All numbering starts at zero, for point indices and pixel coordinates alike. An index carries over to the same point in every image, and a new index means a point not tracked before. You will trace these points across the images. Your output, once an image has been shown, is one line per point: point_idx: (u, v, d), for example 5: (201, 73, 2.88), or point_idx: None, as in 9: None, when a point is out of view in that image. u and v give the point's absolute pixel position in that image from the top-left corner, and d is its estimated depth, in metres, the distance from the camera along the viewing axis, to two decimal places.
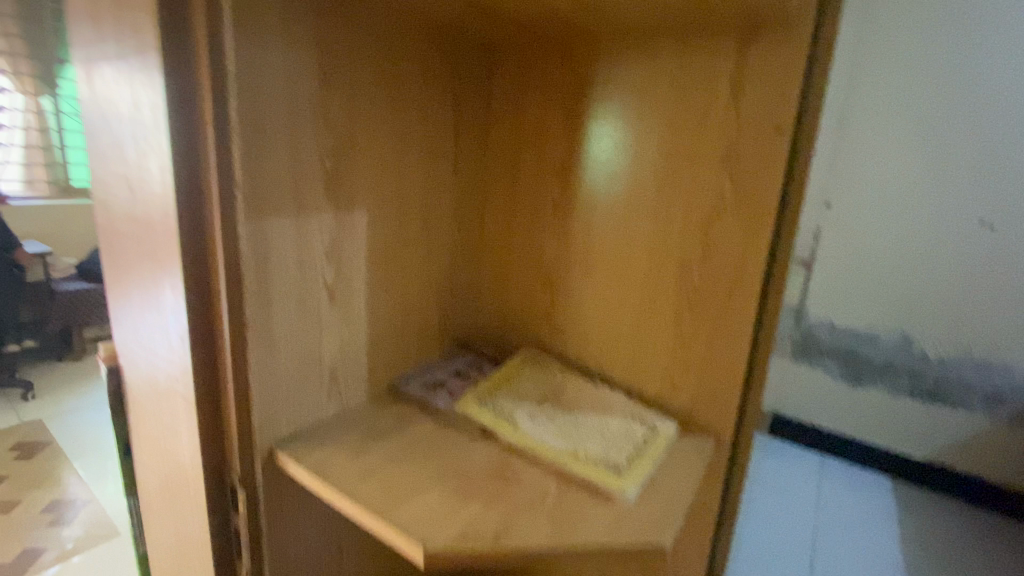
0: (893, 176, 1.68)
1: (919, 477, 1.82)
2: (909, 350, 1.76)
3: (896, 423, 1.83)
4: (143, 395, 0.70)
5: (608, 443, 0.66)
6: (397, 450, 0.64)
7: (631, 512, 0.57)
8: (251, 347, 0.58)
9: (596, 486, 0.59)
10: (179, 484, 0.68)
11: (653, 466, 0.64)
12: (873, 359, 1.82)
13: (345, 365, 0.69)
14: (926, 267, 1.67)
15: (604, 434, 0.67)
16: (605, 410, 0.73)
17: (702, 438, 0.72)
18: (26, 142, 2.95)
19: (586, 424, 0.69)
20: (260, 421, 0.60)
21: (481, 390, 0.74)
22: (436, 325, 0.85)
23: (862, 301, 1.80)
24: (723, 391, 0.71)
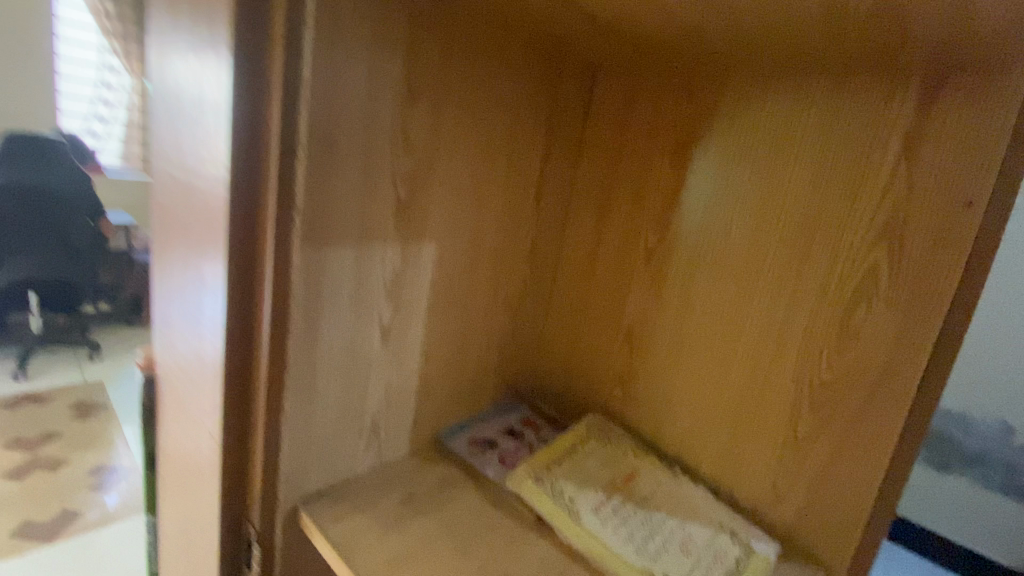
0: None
1: None
2: (1005, 441, 1.41)
3: (999, 529, 1.46)
4: (173, 414, 0.64)
5: (691, 563, 0.53)
6: (435, 529, 0.54)
7: None
8: (288, 391, 0.50)
9: None
10: (194, 522, 0.61)
11: None
12: (961, 446, 1.48)
13: (388, 415, 0.60)
14: None
15: (685, 548, 0.55)
16: (685, 511, 0.60)
17: (806, 567, 0.58)
18: (127, 120, 3.15)
19: (662, 528, 0.57)
20: (288, 476, 0.52)
21: (539, 460, 0.64)
22: (493, 372, 0.75)
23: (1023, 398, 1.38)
24: (842, 515, 0.56)
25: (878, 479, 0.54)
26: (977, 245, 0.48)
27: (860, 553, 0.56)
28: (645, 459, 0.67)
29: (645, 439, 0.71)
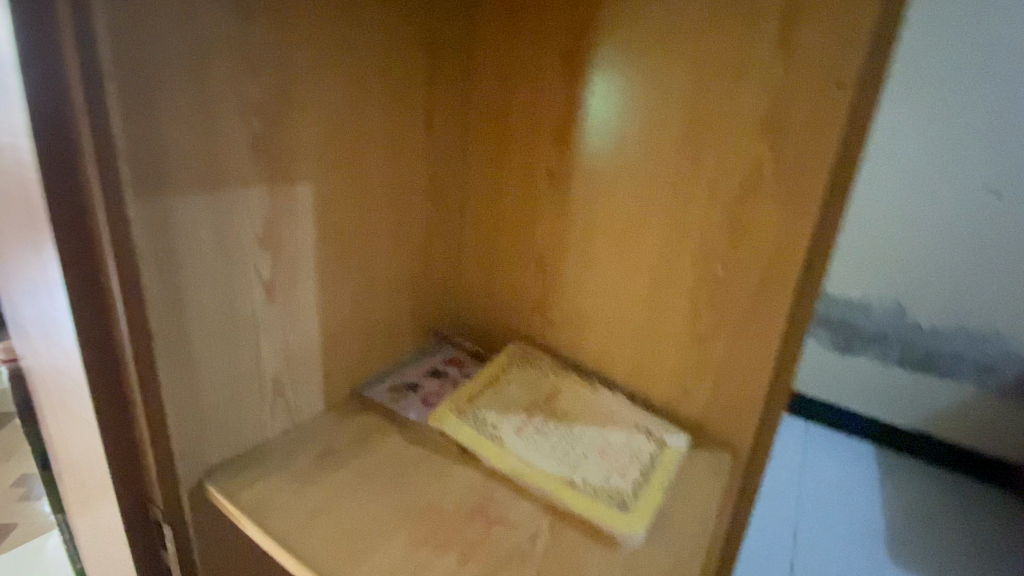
0: (917, 135, 1.45)
1: (925, 451, 1.68)
2: (902, 319, 1.60)
3: (877, 391, 1.71)
4: (51, 409, 0.57)
5: (610, 464, 0.55)
6: (355, 477, 0.53)
7: (636, 558, 0.48)
8: (162, 361, 0.46)
9: (595, 524, 0.50)
10: (98, 514, 0.56)
11: (664, 493, 0.54)
12: (864, 328, 1.66)
13: (293, 373, 0.57)
14: (954, 242, 1.49)
15: (603, 451, 0.57)
16: (606, 419, 0.63)
17: (716, 452, 0.62)
18: None
19: (582, 438, 0.59)
20: (183, 448, 0.49)
21: (462, 394, 0.63)
22: (410, 316, 0.72)
23: (887, 277, 1.59)
24: (744, 401, 0.61)
25: (771, 363, 0.58)
26: (840, 128, 0.50)
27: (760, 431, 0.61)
28: (566, 379, 0.68)
29: (568, 361, 0.72)
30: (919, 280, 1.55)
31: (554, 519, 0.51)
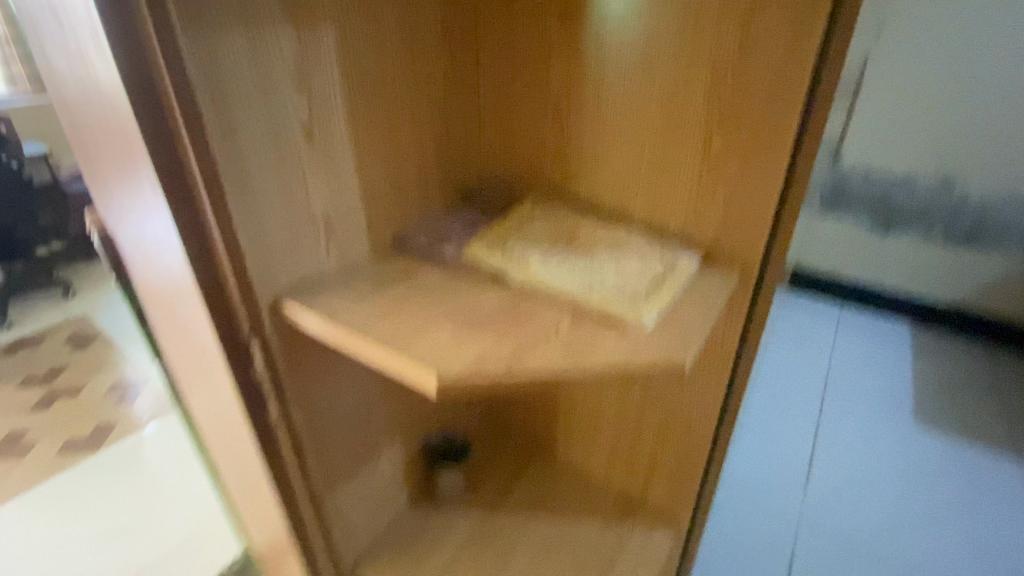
0: (944, 25, 1.66)
1: (938, 314, 2.00)
2: (938, 195, 1.84)
3: (900, 262, 2.00)
4: (140, 264, 0.67)
5: (624, 278, 0.62)
6: (403, 295, 0.61)
7: (647, 337, 0.56)
8: (229, 193, 0.53)
9: (610, 316, 0.58)
10: (196, 344, 0.67)
11: (674, 296, 0.60)
12: (904, 207, 1.90)
13: (340, 216, 0.64)
14: (980, 121, 1.71)
15: (622, 269, 0.64)
16: (623, 247, 0.68)
17: (727, 269, 0.68)
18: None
19: (602, 262, 0.65)
20: (259, 272, 0.58)
21: (492, 236, 0.70)
22: (438, 173, 0.76)
23: (912, 159, 1.83)
24: (755, 219, 0.65)
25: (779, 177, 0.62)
26: None
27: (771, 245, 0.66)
28: (589, 222, 0.73)
29: (590, 208, 0.76)
30: (951, 159, 1.78)
31: (577, 317, 0.58)
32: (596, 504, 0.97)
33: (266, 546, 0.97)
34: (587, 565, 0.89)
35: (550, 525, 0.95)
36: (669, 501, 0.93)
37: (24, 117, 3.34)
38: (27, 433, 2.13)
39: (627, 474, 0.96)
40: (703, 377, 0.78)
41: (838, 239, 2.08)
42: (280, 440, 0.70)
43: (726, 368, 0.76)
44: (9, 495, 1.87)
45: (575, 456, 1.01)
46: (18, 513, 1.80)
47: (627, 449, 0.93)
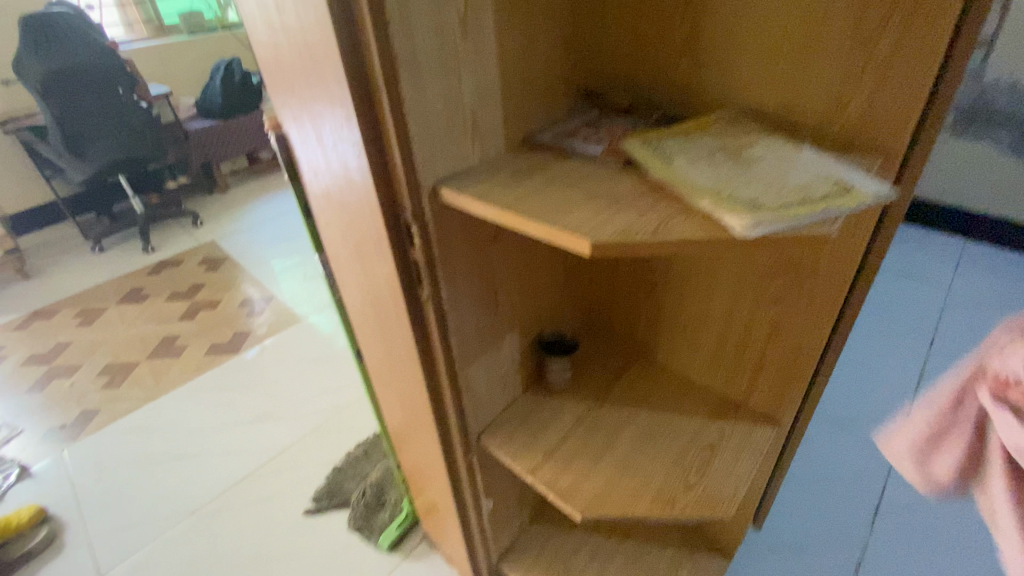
0: None
1: None
2: None
3: None
4: (311, 158, 0.77)
5: (768, 191, 0.57)
6: (545, 180, 0.66)
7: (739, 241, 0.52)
8: (403, 81, 0.59)
9: (721, 218, 0.54)
10: (359, 229, 0.78)
11: (811, 216, 0.53)
12: None
13: (485, 110, 0.70)
14: None
15: (769, 181, 0.59)
16: (788, 167, 0.62)
17: (867, 158, 0.67)
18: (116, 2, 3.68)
19: (758, 172, 0.61)
20: (422, 158, 0.65)
21: (631, 135, 0.72)
22: (562, 75, 0.80)
23: None
24: (903, 102, 0.63)
25: (939, 51, 0.59)
26: None
27: (920, 132, 0.65)
28: (715, 119, 0.74)
29: (713, 107, 0.78)
30: None
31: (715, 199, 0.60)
32: (698, 403, 1.04)
33: (399, 416, 1.14)
34: (690, 451, 0.95)
35: (653, 416, 1.02)
36: (770, 401, 0.98)
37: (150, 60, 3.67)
38: (181, 337, 2.53)
39: (728, 375, 1.01)
40: (823, 273, 0.79)
41: (968, 161, 2.17)
42: (428, 313, 0.83)
43: (851, 265, 0.76)
44: (175, 383, 2.26)
45: (677, 359, 1.07)
46: (184, 396, 2.19)
47: (732, 351, 0.97)
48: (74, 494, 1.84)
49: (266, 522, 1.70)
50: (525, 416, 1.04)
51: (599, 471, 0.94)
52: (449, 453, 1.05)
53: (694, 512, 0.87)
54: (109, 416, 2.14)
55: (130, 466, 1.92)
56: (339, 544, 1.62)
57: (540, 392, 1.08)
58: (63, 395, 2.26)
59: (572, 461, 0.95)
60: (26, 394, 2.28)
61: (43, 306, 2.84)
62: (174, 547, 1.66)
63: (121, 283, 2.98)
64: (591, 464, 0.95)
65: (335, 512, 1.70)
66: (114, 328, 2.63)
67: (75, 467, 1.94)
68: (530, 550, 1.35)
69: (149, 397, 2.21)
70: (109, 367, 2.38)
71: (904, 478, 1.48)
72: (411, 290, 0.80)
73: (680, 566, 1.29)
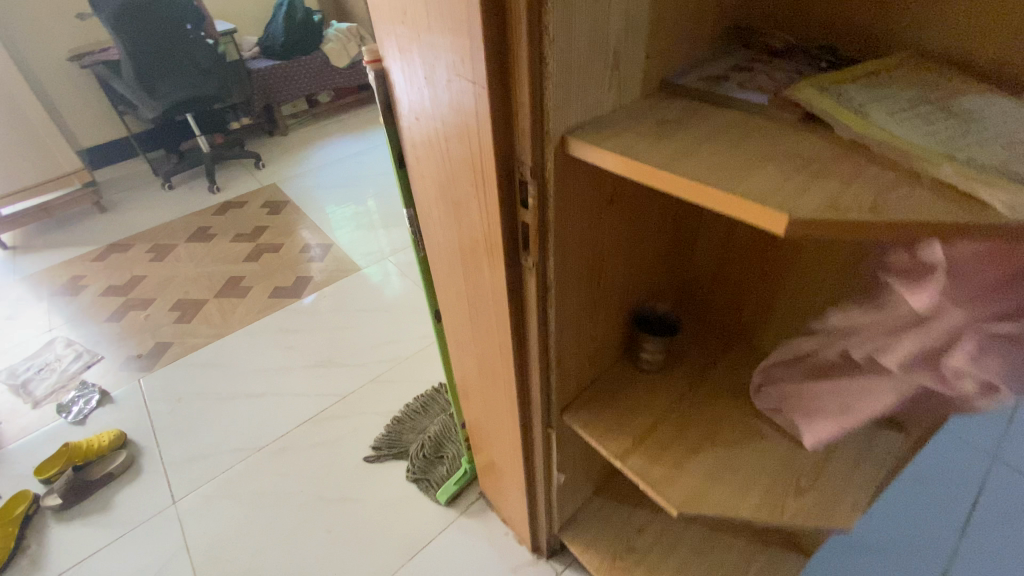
0: None
1: None
2: None
3: None
4: (417, 97, 0.67)
5: (1015, 157, 0.45)
6: (701, 135, 0.54)
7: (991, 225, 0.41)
8: (548, 7, 0.48)
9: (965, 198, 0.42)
10: (465, 184, 0.70)
11: None
12: None
13: (628, 45, 0.58)
14: None
15: (1006, 147, 0.47)
16: (1023, 128, 0.49)
17: None
18: None
19: (987, 132, 0.49)
20: (554, 105, 0.55)
21: (798, 81, 0.59)
22: (714, 6, 0.66)
23: None
24: None
25: None
26: None
27: None
28: (901, 61, 0.60)
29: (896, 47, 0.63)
30: None
31: None
32: None
33: (474, 379, 1.10)
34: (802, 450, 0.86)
35: (756, 408, 0.93)
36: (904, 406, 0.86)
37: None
38: (245, 278, 2.59)
39: None
40: None
41: None
42: (529, 281, 0.74)
43: None
44: (241, 323, 2.33)
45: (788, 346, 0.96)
46: (249, 336, 2.25)
47: None
48: (152, 422, 1.95)
49: (327, 465, 1.74)
50: (615, 395, 0.96)
51: (698, 464, 0.86)
52: (527, 425, 1.00)
53: (806, 520, 0.79)
54: (181, 349, 2.24)
55: (202, 399, 2.01)
56: (397, 493, 1.64)
57: (630, 369, 1.00)
58: (139, 326, 2.38)
59: (665, 450, 0.88)
60: (107, 322, 2.41)
61: (119, 239, 2.96)
62: (241, 479, 1.74)
63: (189, 221, 3.06)
64: (687, 455, 0.87)
65: (394, 462, 1.72)
66: (183, 265, 2.72)
67: (151, 396, 2.05)
68: (593, 522, 1.32)
69: (217, 334, 2.29)
70: (179, 303, 2.48)
71: (1000, 486, 1.41)
72: (514, 255, 0.72)
73: (753, 559, 1.22)
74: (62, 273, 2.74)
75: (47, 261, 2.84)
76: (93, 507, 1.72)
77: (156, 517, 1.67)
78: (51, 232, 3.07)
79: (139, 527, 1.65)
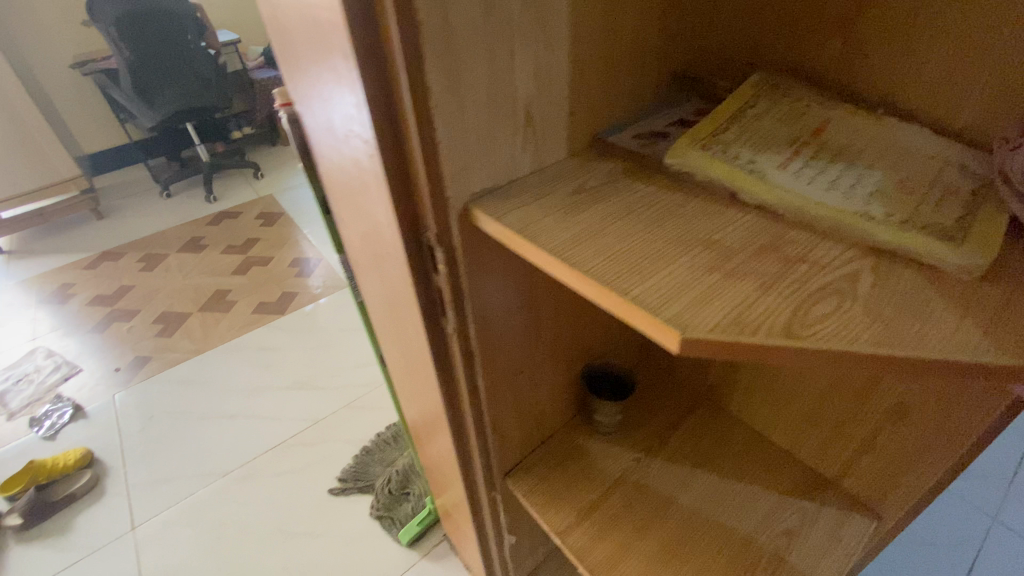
0: None
1: None
2: None
3: None
4: (325, 147, 0.62)
5: (908, 203, 0.43)
6: (618, 210, 0.47)
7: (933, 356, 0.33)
8: (430, 69, 0.42)
9: (898, 319, 0.35)
10: (380, 242, 0.63)
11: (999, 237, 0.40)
12: None
13: (544, 102, 0.51)
14: None
15: (938, 221, 0.42)
16: (900, 156, 0.48)
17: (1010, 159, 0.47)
18: None
19: (875, 177, 0.46)
20: (452, 171, 0.48)
21: (701, 125, 0.53)
22: (655, 55, 0.59)
23: None
24: None
25: None
26: None
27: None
28: (754, 86, 0.57)
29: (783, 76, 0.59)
30: None
31: (878, 262, 0.40)
32: (778, 473, 0.85)
33: (422, 430, 1.03)
34: (761, 536, 0.77)
35: (714, 482, 0.84)
36: (878, 490, 0.76)
37: (223, 7, 3.62)
38: (231, 292, 2.56)
39: (820, 443, 0.81)
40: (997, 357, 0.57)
41: None
42: (452, 347, 0.68)
43: None
44: (221, 339, 2.29)
45: (750, 405, 0.89)
46: (228, 353, 2.21)
47: (834, 417, 0.77)
48: (122, 440, 1.91)
49: (291, 495, 1.68)
50: (564, 458, 0.89)
51: (643, 547, 0.78)
52: (470, 487, 0.92)
53: None
54: (159, 364, 2.20)
55: (174, 418, 1.97)
56: (359, 530, 1.57)
57: (581, 426, 0.93)
58: (121, 338, 2.36)
59: (610, 527, 0.80)
60: (90, 333, 2.39)
61: (112, 247, 2.96)
62: (203, 506, 1.69)
63: (183, 230, 3.05)
64: (633, 537, 0.79)
65: (359, 496, 1.66)
66: (172, 276, 2.70)
67: (124, 413, 2.01)
68: None
69: (197, 350, 2.25)
70: (163, 315, 2.45)
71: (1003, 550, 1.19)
72: (433, 320, 0.65)
73: None
74: (53, 280, 2.74)
75: (40, 267, 2.85)
76: (53, 528, 1.68)
77: (114, 543, 1.62)
78: (48, 238, 3.08)
79: (95, 553, 1.60)
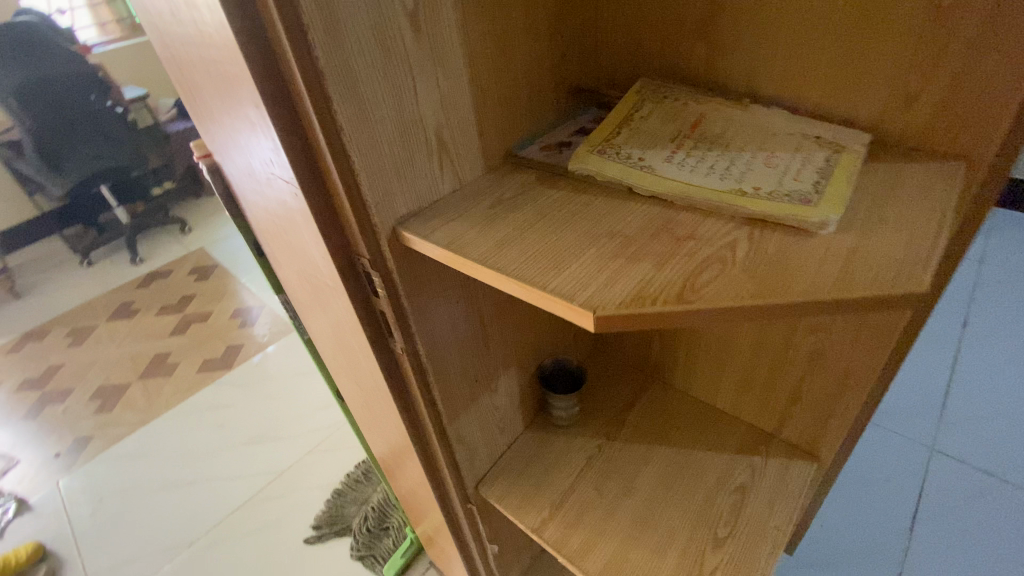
0: None
1: None
2: None
3: None
4: (249, 195, 0.64)
5: (777, 176, 0.50)
6: (533, 216, 0.52)
7: (798, 300, 0.39)
8: (338, 107, 0.46)
9: (771, 276, 0.41)
10: (318, 277, 0.65)
11: (848, 193, 0.48)
12: None
13: (452, 126, 0.55)
14: None
15: (801, 188, 0.49)
16: (765, 137, 0.56)
17: (856, 129, 0.55)
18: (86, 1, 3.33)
19: (745, 157, 0.53)
20: (375, 198, 0.52)
21: (595, 135, 0.59)
22: (549, 74, 0.65)
23: None
24: (878, 67, 0.51)
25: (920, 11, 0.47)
26: None
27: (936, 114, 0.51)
28: (638, 92, 0.64)
29: (665, 80, 0.66)
30: None
31: (752, 229, 0.47)
32: (726, 436, 0.91)
33: (391, 458, 1.03)
34: (718, 496, 0.83)
35: (671, 453, 0.90)
36: (810, 433, 0.85)
37: (129, 64, 3.40)
38: (172, 354, 2.43)
39: (758, 402, 0.89)
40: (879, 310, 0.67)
41: None
42: (405, 367, 0.70)
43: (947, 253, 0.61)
44: (168, 405, 2.17)
45: (692, 378, 0.96)
46: (177, 419, 2.10)
47: (762, 375, 0.85)
48: (72, 529, 1.77)
49: (266, 552, 1.62)
50: (530, 458, 0.92)
51: (616, 525, 0.81)
52: (445, 504, 0.93)
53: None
54: (103, 441, 2.06)
55: (125, 497, 1.85)
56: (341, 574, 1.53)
57: (544, 425, 0.97)
58: (56, 421, 2.18)
59: (582, 513, 0.84)
60: (21, 422, 2.20)
61: (35, 326, 2.75)
62: None
63: (112, 297, 2.88)
64: (605, 518, 0.83)
65: (337, 540, 1.60)
66: (105, 347, 2.54)
67: (70, 500, 1.87)
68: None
69: (143, 422, 2.12)
70: (101, 390, 2.30)
71: (940, 472, 1.34)
72: (381, 343, 0.67)
73: None
74: None
75: None
76: None
77: None
78: None
79: None
